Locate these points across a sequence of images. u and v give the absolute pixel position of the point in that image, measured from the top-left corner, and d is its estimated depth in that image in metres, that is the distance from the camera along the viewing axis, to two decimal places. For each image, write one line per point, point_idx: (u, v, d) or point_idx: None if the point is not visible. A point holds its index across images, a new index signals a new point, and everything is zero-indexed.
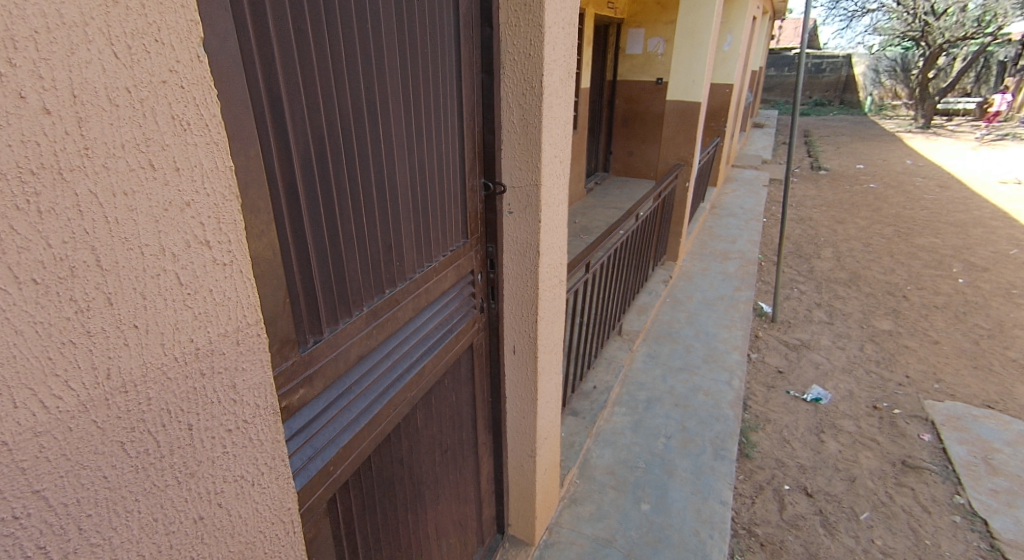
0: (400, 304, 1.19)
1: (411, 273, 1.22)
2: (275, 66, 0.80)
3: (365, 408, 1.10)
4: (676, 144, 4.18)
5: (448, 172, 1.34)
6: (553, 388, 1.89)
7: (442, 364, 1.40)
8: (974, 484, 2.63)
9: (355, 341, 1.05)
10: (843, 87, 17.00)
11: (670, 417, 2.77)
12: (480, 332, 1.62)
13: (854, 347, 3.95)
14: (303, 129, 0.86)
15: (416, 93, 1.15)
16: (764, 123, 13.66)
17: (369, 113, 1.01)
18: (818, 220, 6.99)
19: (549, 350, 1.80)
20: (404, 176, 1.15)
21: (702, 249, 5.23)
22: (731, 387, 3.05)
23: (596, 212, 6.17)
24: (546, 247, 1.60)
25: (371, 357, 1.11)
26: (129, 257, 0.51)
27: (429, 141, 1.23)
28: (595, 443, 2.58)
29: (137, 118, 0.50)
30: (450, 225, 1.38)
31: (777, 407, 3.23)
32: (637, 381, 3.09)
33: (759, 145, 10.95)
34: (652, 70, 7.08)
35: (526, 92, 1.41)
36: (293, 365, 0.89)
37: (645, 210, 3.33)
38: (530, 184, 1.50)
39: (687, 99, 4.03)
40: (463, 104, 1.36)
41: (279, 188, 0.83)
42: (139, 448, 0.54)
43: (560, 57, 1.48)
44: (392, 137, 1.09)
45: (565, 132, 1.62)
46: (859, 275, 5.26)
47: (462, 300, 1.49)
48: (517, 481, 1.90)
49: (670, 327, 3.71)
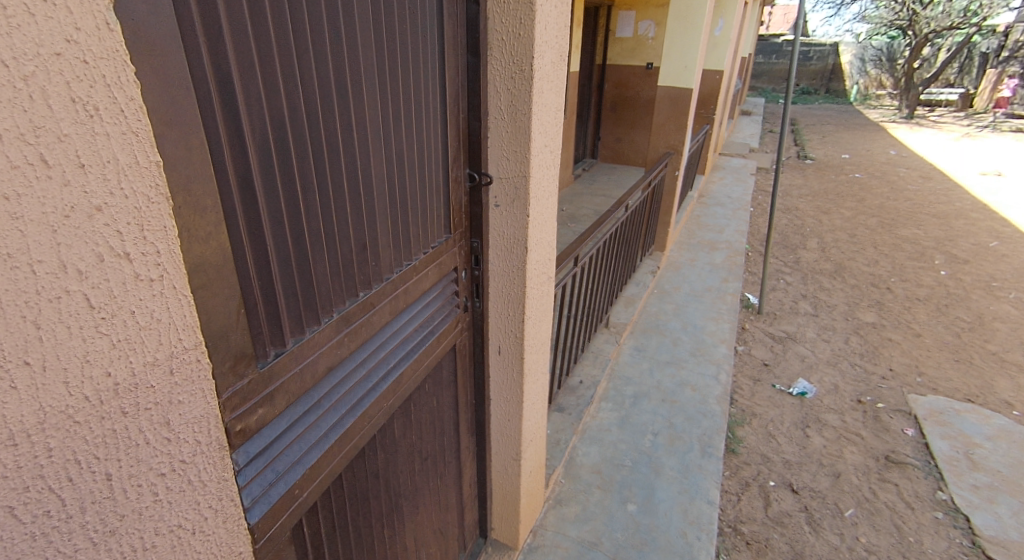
0: (375, 308, 1.08)
1: (388, 274, 1.12)
2: (223, 39, 0.68)
3: (336, 422, 1.01)
4: (666, 132, 4.08)
5: (429, 162, 1.23)
6: (539, 388, 1.81)
7: (421, 369, 1.31)
8: (956, 479, 2.61)
9: (324, 351, 0.94)
10: (830, 75, 16.90)
11: (657, 413, 2.72)
12: (463, 332, 1.53)
13: (840, 339, 3.94)
14: (261, 114, 0.75)
15: (393, 75, 1.04)
16: (751, 110, 13.63)
17: (340, 97, 0.90)
18: (804, 210, 6.98)
19: (536, 350, 1.72)
20: (379, 169, 1.04)
21: (689, 238, 5.18)
22: (718, 381, 3.01)
23: (584, 200, 6.08)
24: (533, 243, 1.51)
25: (343, 367, 1.01)
26: (16, 277, 0.40)
27: (408, 129, 1.12)
28: (581, 440, 2.52)
29: (22, 101, 0.38)
30: (432, 220, 1.28)
31: (763, 401, 3.20)
32: (624, 375, 3.03)
33: (747, 133, 10.95)
34: (643, 54, 6.97)
35: (516, 76, 1.30)
36: (251, 384, 0.78)
37: (635, 200, 3.25)
38: (518, 176, 1.39)
39: (679, 85, 3.93)
40: (446, 88, 1.25)
41: (233, 182, 0.72)
42: (38, 511, 0.43)
43: (552, 39, 1.37)
44: (367, 124, 0.98)
45: (556, 120, 1.51)
46: (843, 266, 5.26)
47: (444, 300, 1.39)
48: (501, 485, 1.83)
49: (657, 319, 3.65)
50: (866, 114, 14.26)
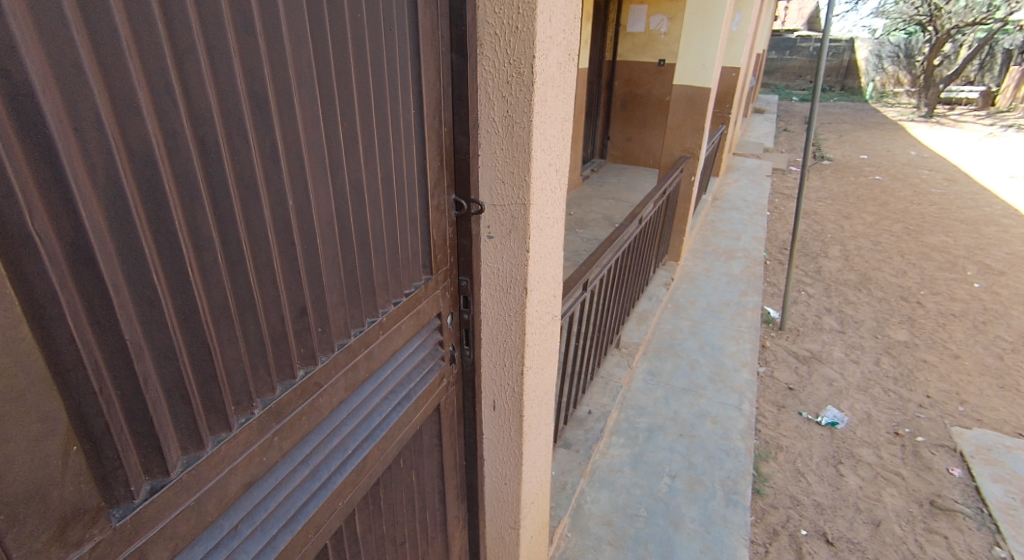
0: (321, 388, 0.82)
1: (343, 339, 0.87)
2: (12, 24, 0.41)
3: (262, 548, 0.75)
4: (682, 135, 3.80)
5: (402, 190, 0.98)
6: (542, 442, 1.55)
7: (389, 447, 1.05)
8: (1015, 533, 2.31)
9: (240, 464, 0.68)
10: (846, 71, 16.41)
11: (674, 451, 2.45)
12: (450, 387, 1.27)
13: (870, 360, 3.64)
14: (105, 145, 0.48)
15: (341, 81, 0.78)
16: (764, 108, 13.25)
17: (255, 114, 0.64)
18: (824, 214, 6.65)
19: (538, 402, 1.45)
20: (323, 206, 0.78)
21: (704, 246, 4.88)
22: (741, 413, 2.73)
23: (592, 203, 5.78)
24: (535, 280, 1.25)
25: (273, 476, 0.75)
26: None
27: (367, 150, 0.86)
28: (590, 484, 2.24)
29: None
30: (406, 262, 1.03)
31: (790, 432, 2.91)
32: (637, 404, 2.76)
33: (761, 132, 10.58)
34: (654, 51, 6.66)
35: (512, 80, 1.06)
36: (98, 549, 0.52)
37: (649, 212, 2.97)
38: (515, 203, 1.15)
39: (697, 84, 3.63)
40: (425, 95, 0.98)
41: (48, 255, 0.45)
42: None
43: (559, 33, 1.10)
44: (303, 149, 0.72)
45: (563, 133, 1.25)
46: (869, 277, 4.95)
47: (423, 356, 1.13)
48: (497, 552, 1.58)
49: (672, 339, 3.37)
50: (883, 112, 13.85)
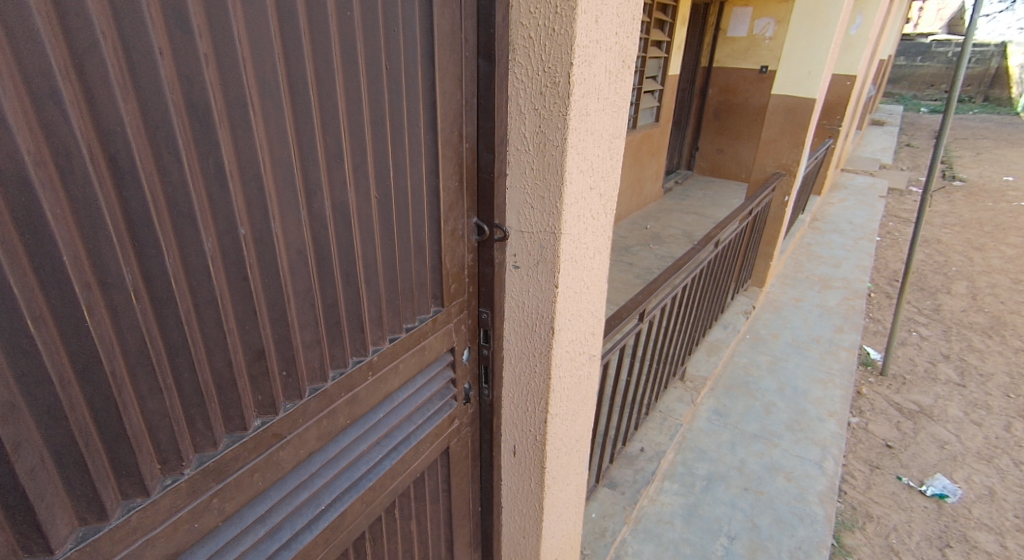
0: (283, 441, 0.72)
1: (314, 385, 0.76)
2: None
3: None
4: (777, 149, 3.44)
5: (407, 214, 0.85)
6: (569, 494, 1.38)
7: (379, 499, 0.94)
8: None
9: (159, 534, 0.59)
10: (991, 81, 14.40)
11: (735, 507, 2.17)
12: (462, 429, 1.14)
13: (997, 424, 3.07)
14: None
15: (322, 90, 0.67)
16: (884, 120, 11.93)
17: (192, 128, 0.54)
18: (951, 244, 5.82)
19: (565, 452, 1.29)
20: (292, 234, 0.67)
21: (796, 271, 4.42)
22: (823, 471, 2.37)
23: (672, 217, 5.45)
24: (565, 317, 1.09)
25: (211, 541, 0.66)
26: None
27: (359, 169, 0.74)
28: (634, 533, 2.02)
29: None
30: (410, 292, 0.90)
31: (884, 499, 2.50)
32: (698, 447, 2.49)
33: (878, 146, 9.53)
34: (756, 56, 6.16)
35: (546, 91, 0.90)
36: None
37: (730, 233, 2.67)
38: (544, 231, 0.99)
39: (801, 93, 3.26)
40: (441, 105, 0.86)
41: None
42: None
43: (608, 35, 0.93)
44: (262, 169, 0.62)
45: (612, 152, 1.07)
46: (1002, 321, 4.22)
47: (428, 398, 1.00)
48: None
49: (747, 375, 3.04)
50: None
